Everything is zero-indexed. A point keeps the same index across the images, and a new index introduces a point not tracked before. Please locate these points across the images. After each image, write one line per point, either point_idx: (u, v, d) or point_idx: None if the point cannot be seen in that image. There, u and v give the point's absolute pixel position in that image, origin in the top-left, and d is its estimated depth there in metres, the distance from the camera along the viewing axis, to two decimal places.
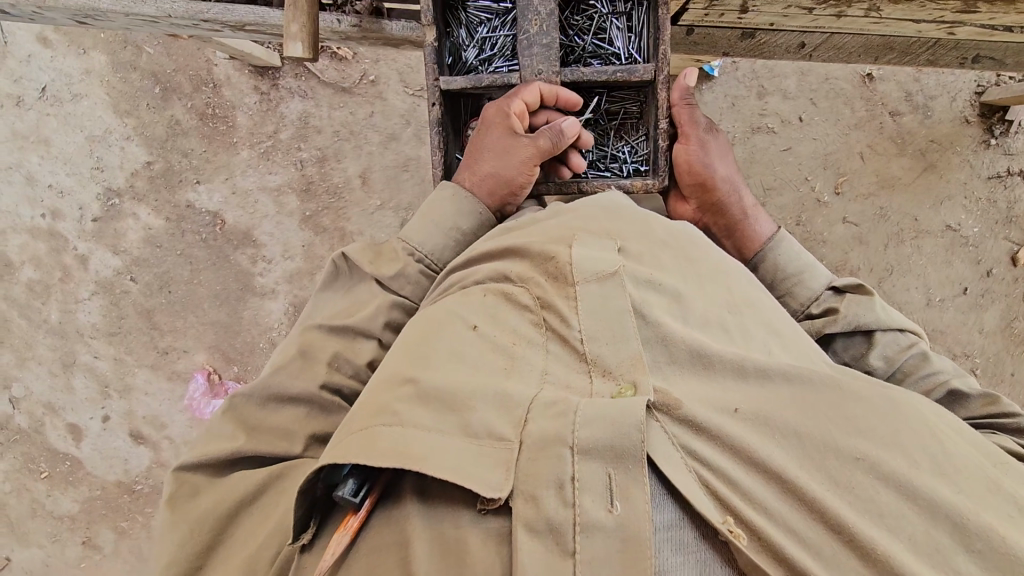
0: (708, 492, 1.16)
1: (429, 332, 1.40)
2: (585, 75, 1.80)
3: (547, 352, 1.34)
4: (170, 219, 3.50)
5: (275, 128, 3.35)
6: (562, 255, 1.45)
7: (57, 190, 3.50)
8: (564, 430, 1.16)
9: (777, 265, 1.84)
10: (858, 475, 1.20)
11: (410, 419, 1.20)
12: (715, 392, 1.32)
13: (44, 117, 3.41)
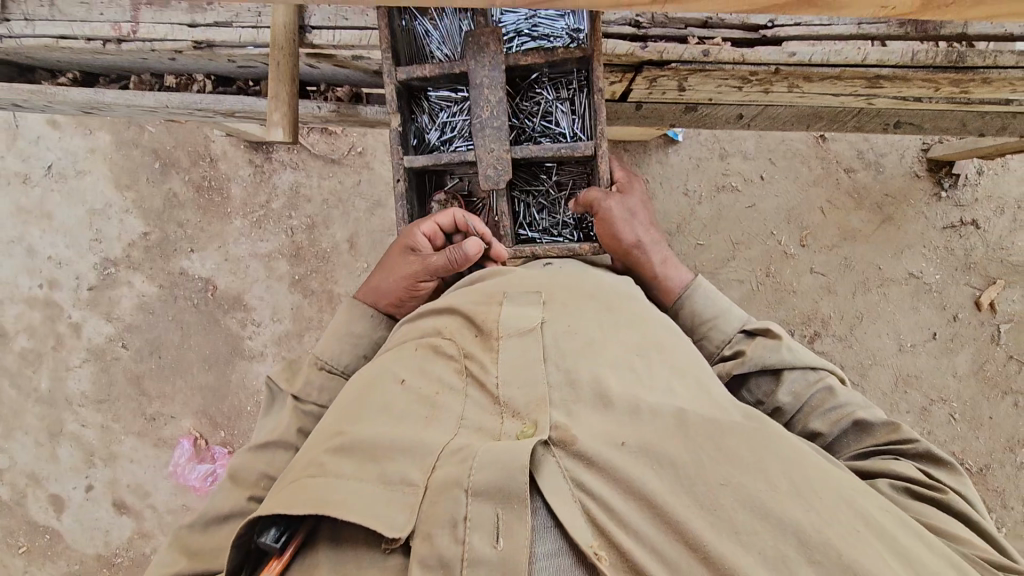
0: (587, 520, 1.18)
1: (366, 386, 1.49)
2: (540, 153, 1.64)
3: (465, 398, 1.41)
4: (164, 286, 3.62)
5: (267, 198, 3.51)
6: (491, 311, 1.55)
7: (57, 261, 3.64)
8: (462, 471, 1.21)
9: (692, 313, 1.78)
10: (724, 496, 1.19)
11: (328, 465, 1.28)
12: (608, 422, 1.34)
13: (48, 193, 3.60)
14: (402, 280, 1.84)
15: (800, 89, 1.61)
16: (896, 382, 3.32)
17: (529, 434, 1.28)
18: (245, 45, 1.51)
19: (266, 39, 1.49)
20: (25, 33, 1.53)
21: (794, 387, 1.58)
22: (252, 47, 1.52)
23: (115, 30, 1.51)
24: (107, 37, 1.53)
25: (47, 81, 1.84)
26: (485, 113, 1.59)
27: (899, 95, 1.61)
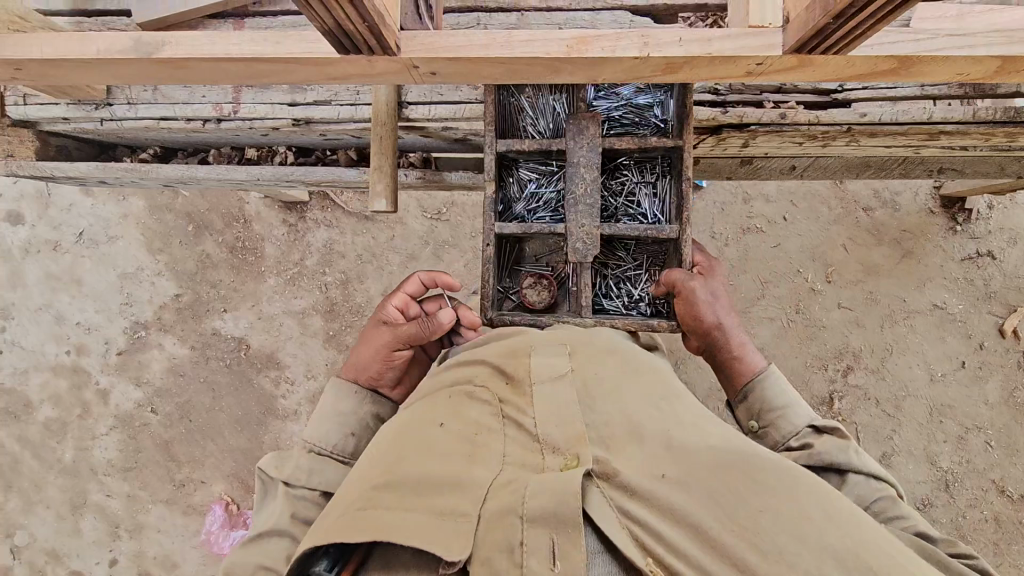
0: (646, 552, 1.14)
1: (400, 434, 1.41)
2: (627, 230, 1.70)
3: (504, 437, 1.34)
4: (195, 348, 3.57)
5: (301, 256, 3.54)
6: (522, 361, 1.47)
7: (85, 327, 3.60)
8: (513, 504, 1.19)
9: (760, 401, 1.57)
10: (769, 529, 1.11)
11: (378, 505, 1.23)
12: (649, 457, 1.26)
13: (79, 259, 3.58)
14: (377, 350, 1.73)
15: (858, 144, 1.71)
16: (930, 412, 3.39)
17: (573, 466, 1.24)
18: (343, 121, 1.59)
19: (366, 115, 1.57)
20: (127, 116, 1.59)
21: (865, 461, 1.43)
22: (350, 121, 1.59)
23: (217, 110, 1.57)
24: (206, 117, 1.58)
25: (127, 159, 1.87)
26: (584, 197, 1.66)
27: (950, 145, 1.73)
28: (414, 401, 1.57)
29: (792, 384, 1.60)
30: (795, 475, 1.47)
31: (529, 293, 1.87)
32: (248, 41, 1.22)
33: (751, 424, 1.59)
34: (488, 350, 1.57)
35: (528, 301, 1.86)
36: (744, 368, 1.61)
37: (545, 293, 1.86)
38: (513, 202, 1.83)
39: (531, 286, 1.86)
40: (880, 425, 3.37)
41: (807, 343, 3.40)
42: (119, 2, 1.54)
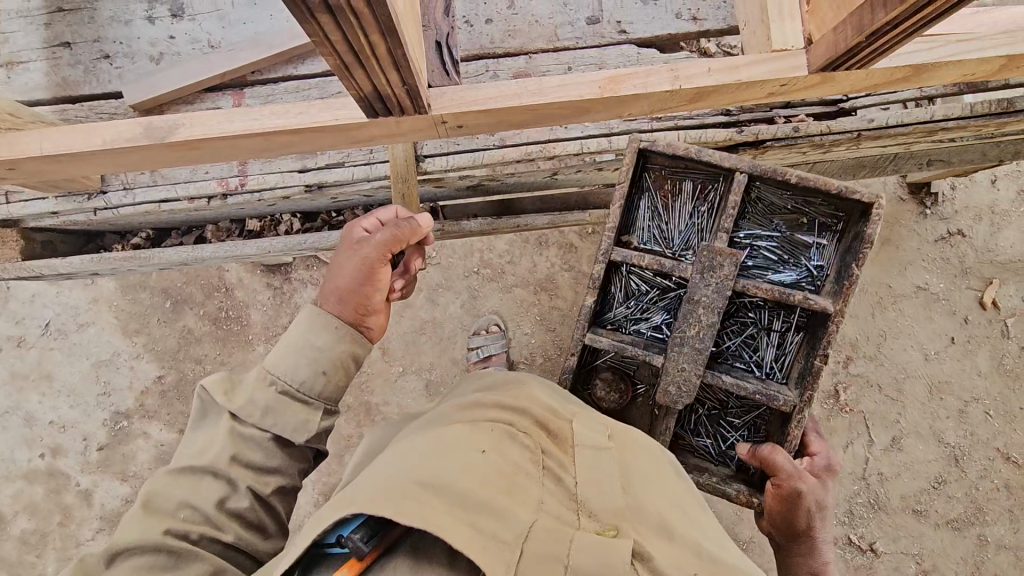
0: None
1: (441, 445, 1.25)
2: (730, 386, 1.65)
3: (542, 488, 1.25)
4: (184, 431, 3.33)
5: (290, 318, 3.39)
6: (567, 421, 1.42)
7: (60, 425, 3.33)
8: (557, 555, 1.12)
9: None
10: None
11: (427, 504, 1.10)
12: (671, 549, 1.26)
13: (47, 353, 3.35)
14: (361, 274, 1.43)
15: (858, 148, 1.76)
16: (931, 390, 3.47)
17: (614, 534, 1.19)
18: (358, 180, 1.52)
19: (381, 172, 1.51)
20: (123, 202, 1.49)
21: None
22: (364, 181, 1.53)
23: (222, 185, 1.49)
24: (212, 193, 1.50)
25: (116, 246, 1.75)
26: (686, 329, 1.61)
27: (944, 140, 1.81)
28: (422, 428, 1.43)
29: None
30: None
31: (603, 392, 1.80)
32: (268, 115, 1.17)
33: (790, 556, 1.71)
34: (532, 395, 1.48)
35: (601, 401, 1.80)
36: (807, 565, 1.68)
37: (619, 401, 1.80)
38: (609, 309, 1.79)
39: (609, 382, 1.80)
40: (886, 410, 3.44)
41: None
42: (106, 85, 1.48)
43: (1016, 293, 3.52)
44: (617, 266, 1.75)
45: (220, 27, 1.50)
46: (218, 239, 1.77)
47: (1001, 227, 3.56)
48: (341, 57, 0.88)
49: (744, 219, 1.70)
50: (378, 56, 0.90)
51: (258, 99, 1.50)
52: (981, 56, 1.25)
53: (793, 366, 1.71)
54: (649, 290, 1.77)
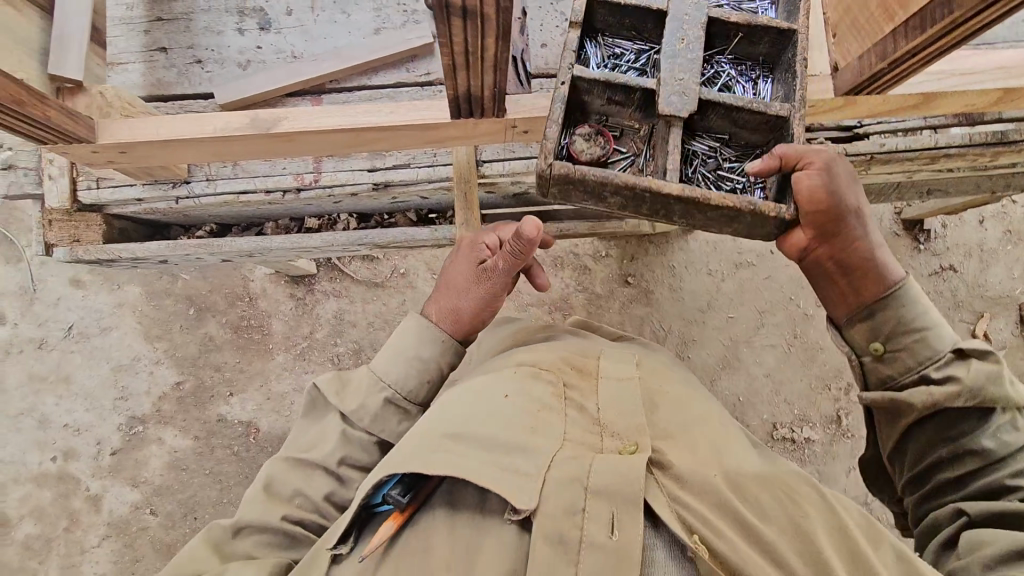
0: (694, 527, 1.13)
1: (466, 397, 1.35)
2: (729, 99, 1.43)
3: (566, 420, 1.31)
4: (199, 437, 3.35)
5: (310, 328, 3.46)
6: (591, 360, 1.47)
7: (74, 428, 3.33)
8: (579, 474, 1.16)
9: (895, 319, 1.38)
10: (813, 541, 1.15)
11: (452, 450, 1.20)
12: (698, 461, 1.27)
13: (67, 356, 3.38)
14: (470, 283, 1.51)
15: (869, 172, 1.93)
16: None
17: (633, 451, 1.23)
18: (420, 179, 1.65)
19: (443, 173, 1.64)
20: (205, 192, 1.62)
21: (998, 432, 1.33)
22: (426, 182, 1.67)
23: (298, 180, 1.62)
24: (287, 187, 1.63)
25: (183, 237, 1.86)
26: (675, 44, 1.43)
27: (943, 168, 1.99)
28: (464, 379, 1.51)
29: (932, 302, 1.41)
30: (914, 426, 1.40)
31: (581, 146, 1.50)
32: (363, 113, 1.32)
33: (874, 343, 1.41)
34: (560, 346, 1.53)
35: (578, 154, 1.50)
36: (871, 275, 1.38)
37: (603, 150, 1.49)
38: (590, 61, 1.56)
39: (589, 135, 1.51)
40: None
41: (807, 365, 3.61)
42: (197, 87, 1.62)
43: (1005, 327, 3.68)
44: (590, 10, 1.52)
45: (303, 42, 1.66)
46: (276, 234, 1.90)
47: (990, 264, 3.77)
48: (453, 58, 1.03)
49: None
50: (484, 59, 1.04)
51: (335, 105, 1.65)
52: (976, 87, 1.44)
53: (774, 93, 1.52)
54: (626, 53, 1.57)
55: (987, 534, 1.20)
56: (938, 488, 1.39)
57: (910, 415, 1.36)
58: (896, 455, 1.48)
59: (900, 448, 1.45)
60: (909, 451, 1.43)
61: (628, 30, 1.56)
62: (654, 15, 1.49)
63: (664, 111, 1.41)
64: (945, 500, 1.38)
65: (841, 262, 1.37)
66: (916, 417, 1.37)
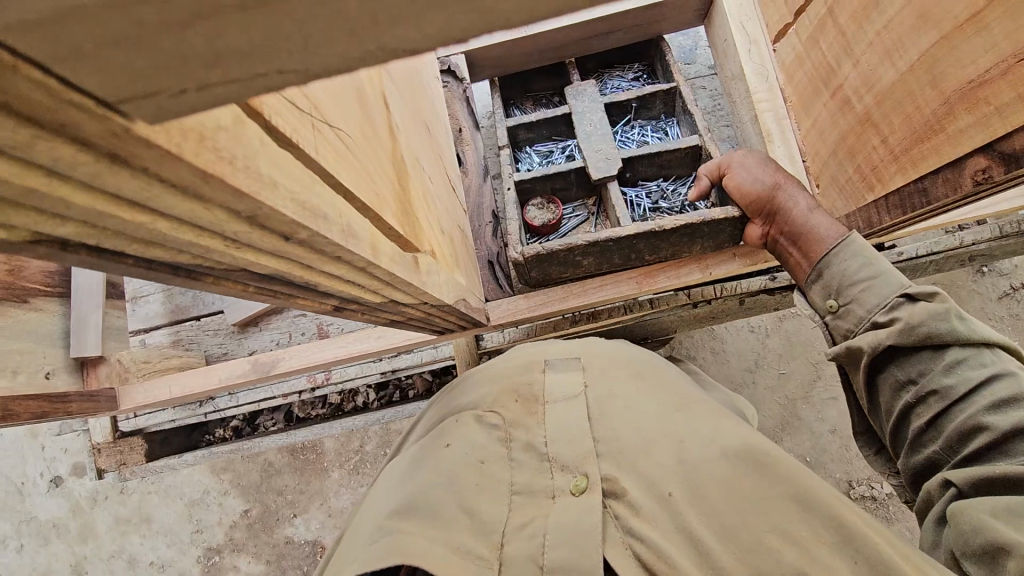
0: (642, 568, 0.94)
1: (411, 460, 1.20)
2: (644, 152, 1.42)
3: (513, 467, 1.09)
4: (270, 561, 3.13)
5: (359, 442, 3.17)
6: (535, 378, 1.22)
7: (159, 565, 3.20)
8: (532, 545, 0.95)
9: (831, 279, 1.23)
10: (777, 560, 0.90)
11: (390, 529, 0.98)
12: (662, 473, 1.03)
13: (147, 496, 3.26)
14: None
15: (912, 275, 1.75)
16: None
17: (583, 489, 1.02)
18: (426, 363, 1.71)
19: (446, 353, 1.70)
20: (228, 405, 1.73)
21: (954, 367, 1.09)
22: (431, 361, 1.71)
23: (310, 381, 1.71)
24: (301, 388, 1.73)
25: (214, 431, 1.88)
26: (586, 127, 1.45)
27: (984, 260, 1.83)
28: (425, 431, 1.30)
29: (880, 256, 1.20)
30: (878, 358, 1.18)
31: (536, 217, 1.46)
32: (355, 341, 1.42)
33: (829, 303, 1.26)
34: (509, 358, 1.31)
35: (532, 222, 1.46)
36: (813, 245, 1.24)
37: (554, 213, 1.46)
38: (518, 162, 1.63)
39: (537, 205, 1.48)
40: None
41: None
42: (211, 304, 1.73)
43: None
44: (511, 134, 1.58)
45: None
46: (304, 412, 1.87)
47: None
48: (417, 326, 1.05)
49: (598, 76, 1.68)
50: (446, 319, 1.06)
51: None
52: (986, 210, 1.36)
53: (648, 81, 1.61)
54: (552, 151, 1.63)
55: (963, 525, 0.96)
56: (917, 438, 1.14)
57: (863, 352, 1.17)
58: (876, 411, 1.23)
59: (873, 398, 1.22)
60: (881, 386, 1.19)
61: (545, 136, 1.61)
62: (564, 118, 1.54)
63: (600, 177, 1.40)
64: (930, 456, 1.12)
65: (783, 234, 1.25)
66: (875, 356, 1.17)
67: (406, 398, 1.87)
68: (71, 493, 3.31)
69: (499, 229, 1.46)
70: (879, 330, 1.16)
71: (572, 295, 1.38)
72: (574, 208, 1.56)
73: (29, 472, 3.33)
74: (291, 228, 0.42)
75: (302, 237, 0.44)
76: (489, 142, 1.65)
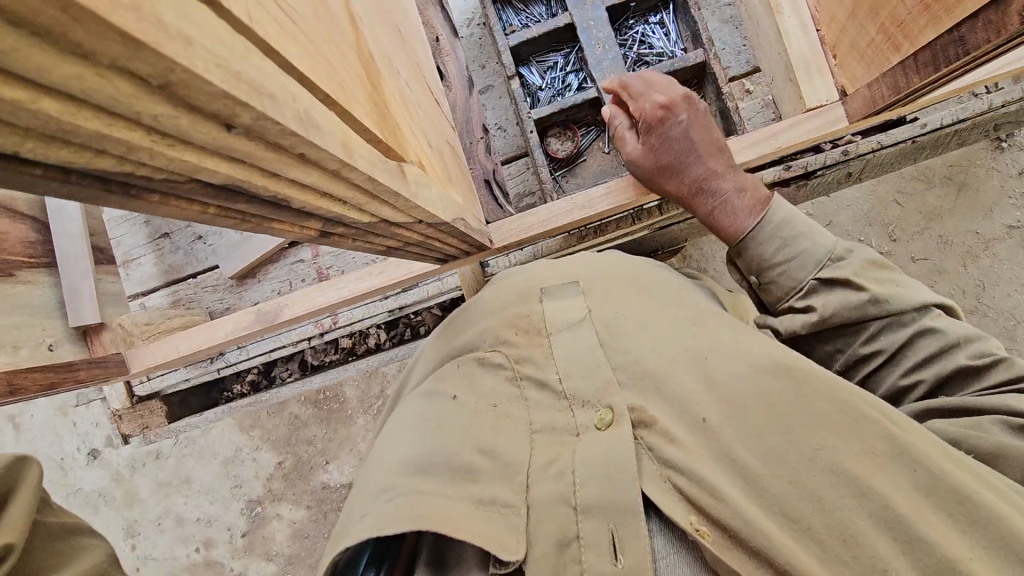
0: (690, 505, 0.85)
1: (412, 413, 1.07)
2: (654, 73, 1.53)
3: (529, 405, 1.02)
4: (310, 506, 3.13)
5: (381, 387, 3.16)
6: (533, 310, 1.13)
7: (205, 520, 3.20)
8: (563, 488, 0.90)
9: (755, 258, 1.19)
10: (833, 480, 0.81)
11: (401, 489, 0.91)
12: (683, 397, 0.95)
13: (183, 459, 3.28)
14: None
15: (936, 152, 1.65)
16: None
17: (609, 422, 0.95)
18: (432, 296, 1.67)
19: (452, 284, 1.65)
20: (240, 358, 1.72)
21: (881, 334, 1.06)
22: (437, 295, 1.68)
23: (319, 326, 1.69)
24: (310, 334, 1.71)
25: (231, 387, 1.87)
26: (597, 52, 1.45)
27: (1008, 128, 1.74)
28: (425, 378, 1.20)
29: (795, 230, 1.15)
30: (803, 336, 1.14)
31: (557, 145, 1.54)
32: (356, 280, 1.41)
33: (751, 276, 1.22)
34: (495, 295, 1.20)
35: (556, 154, 1.53)
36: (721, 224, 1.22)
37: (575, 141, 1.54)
38: (536, 89, 1.67)
39: (556, 135, 1.54)
40: None
41: None
42: (206, 262, 1.68)
43: None
44: (516, 52, 1.60)
45: None
46: (319, 359, 1.85)
47: None
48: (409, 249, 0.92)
49: None
50: (442, 238, 0.92)
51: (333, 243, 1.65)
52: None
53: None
54: (561, 62, 1.67)
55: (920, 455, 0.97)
56: None
57: (782, 335, 1.16)
58: None
59: None
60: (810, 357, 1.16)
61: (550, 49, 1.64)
62: (565, 29, 1.54)
63: (618, 113, 1.43)
64: None
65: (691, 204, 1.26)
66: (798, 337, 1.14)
67: (418, 335, 1.81)
68: (110, 464, 3.34)
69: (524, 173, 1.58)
70: (803, 317, 1.11)
71: (576, 208, 1.31)
72: (588, 125, 1.59)
73: (66, 447, 3.35)
74: (230, 110, 0.37)
75: (253, 134, 0.41)
76: (495, 67, 1.67)
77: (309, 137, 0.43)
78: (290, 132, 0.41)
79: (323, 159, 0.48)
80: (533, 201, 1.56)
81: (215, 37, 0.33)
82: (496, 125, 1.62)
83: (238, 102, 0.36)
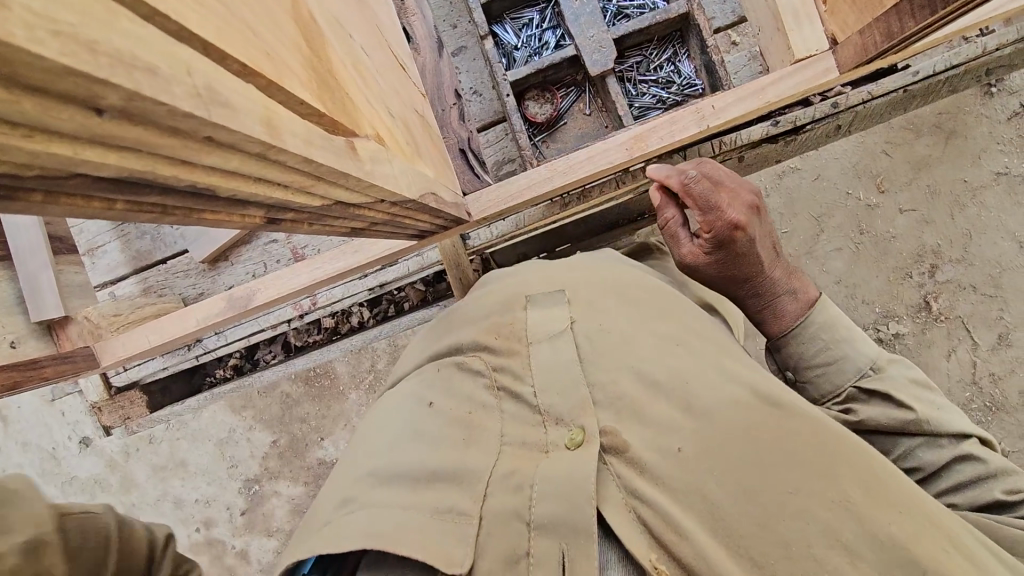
0: (650, 536, 0.82)
1: (387, 413, 1.06)
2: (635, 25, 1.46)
3: (503, 417, 0.99)
4: (308, 482, 3.12)
5: (371, 361, 3.10)
6: (517, 318, 1.08)
7: (204, 501, 3.18)
8: (519, 502, 0.87)
9: (794, 355, 1.22)
10: (806, 531, 0.77)
11: (363, 503, 0.90)
12: (659, 425, 0.91)
13: (176, 443, 3.22)
14: None
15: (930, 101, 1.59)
16: None
17: (580, 444, 0.90)
18: (414, 272, 1.63)
19: (433, 259, 1.60)
20: (219, 344, 1.67)
21: (921, 446, 1.07)
22: (419, 270, 1.64)
23: (297, 308, 1.64)
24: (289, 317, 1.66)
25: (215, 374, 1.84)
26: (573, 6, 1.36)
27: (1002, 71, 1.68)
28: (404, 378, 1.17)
29: (836, 334, 1.18)
30: None
31: (535, 108, 1.48)
32: (330, 261, 1.35)
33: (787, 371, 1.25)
34: (482, 302, 1.16)
35: (534, 118, 1.48)
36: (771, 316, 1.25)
37: (554, 104, 1.48)
38: (512, 47, 1.58)
39: (534, 98, 1.49)
40: None
41: None
42: (173, 247, 1.61)
43: None
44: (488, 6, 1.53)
45: None
46: (302, 340, 1.80)
47: None
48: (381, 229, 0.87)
49: None
50: (416, 213, 0.86)
51: None
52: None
53: None
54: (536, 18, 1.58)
55: None
56: None
57: None
58: None
59: None
60: None
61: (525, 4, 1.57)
62: None
63: (597, 73, 1.35)
64: None
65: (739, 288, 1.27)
66: None
67: (401, 311, 1.78)
68: (103, 451, 3.28)
69: (502, 139, 1.51)
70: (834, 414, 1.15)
71: (557, 174, 1.26)
72: (567, 86, 1.51)
73: (56, 437, 3.28)
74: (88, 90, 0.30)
75: (133, 116, 0.34)
76: (466, 26, 1.57)
77: (211, 117, 0.37)
78: (184, 114, 0.35)
79: (237, 140, 0.42)
80: (512, 168, 1.50)
81: (52, 2, 0.27)
82: (470, 90, 1.53)
83: (89, 81, 0.29)
